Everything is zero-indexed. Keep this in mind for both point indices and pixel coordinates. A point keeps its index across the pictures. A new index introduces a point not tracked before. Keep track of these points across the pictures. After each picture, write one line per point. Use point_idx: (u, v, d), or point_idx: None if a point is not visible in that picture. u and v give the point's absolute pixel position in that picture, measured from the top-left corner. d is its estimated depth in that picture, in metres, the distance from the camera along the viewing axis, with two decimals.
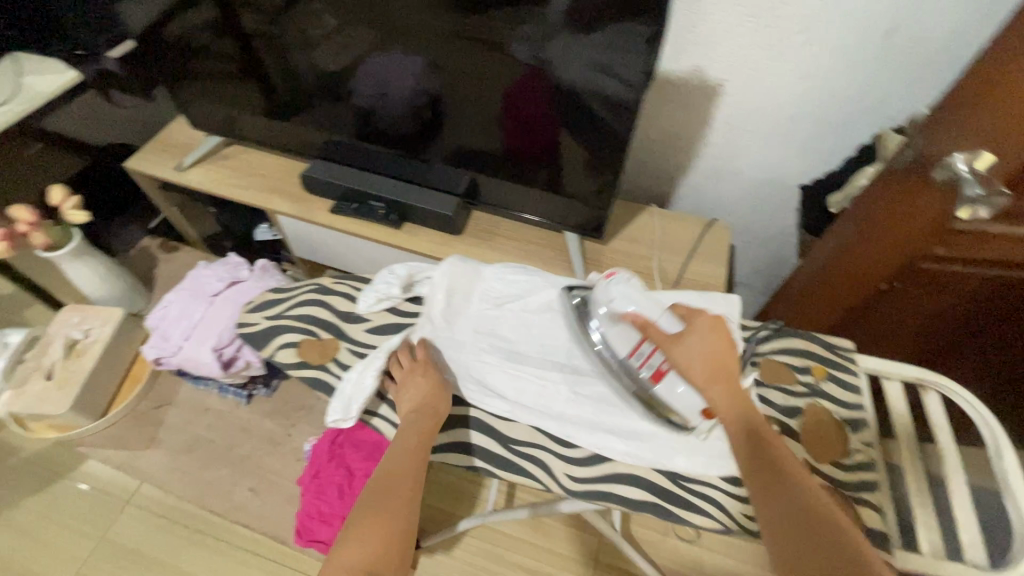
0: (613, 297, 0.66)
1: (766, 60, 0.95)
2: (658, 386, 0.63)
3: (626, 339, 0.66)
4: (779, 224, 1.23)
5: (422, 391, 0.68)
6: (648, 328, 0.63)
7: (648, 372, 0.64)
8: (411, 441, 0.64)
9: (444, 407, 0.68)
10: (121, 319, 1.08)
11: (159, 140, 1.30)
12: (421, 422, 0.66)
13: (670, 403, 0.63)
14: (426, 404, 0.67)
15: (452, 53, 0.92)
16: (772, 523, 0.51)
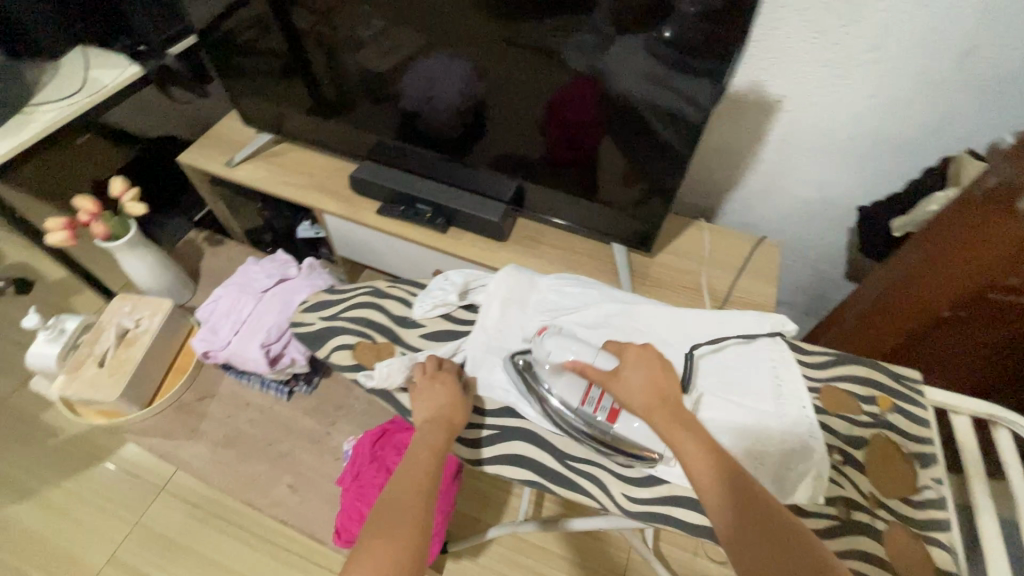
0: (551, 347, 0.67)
1: (829, 78, 0.93)
2: (618, 426, 0.63)
3: (573, 391, 0.65)
4: (829, 244, 1.19)
5: (440, 401, 0.68)
6: (587, 371, 0.63)
7: (603, 414, 0.63)
8: (422, 454, 0.63)
9: (459, 418, 0.67)
10: (169, 310, 1.12)
11: (211, 135, 1.32)
12: (434, 432, 0.65)
13: (633, 441, 0.62)
14: (442, 414, 0.67)
15: (503, 61, 0.92)
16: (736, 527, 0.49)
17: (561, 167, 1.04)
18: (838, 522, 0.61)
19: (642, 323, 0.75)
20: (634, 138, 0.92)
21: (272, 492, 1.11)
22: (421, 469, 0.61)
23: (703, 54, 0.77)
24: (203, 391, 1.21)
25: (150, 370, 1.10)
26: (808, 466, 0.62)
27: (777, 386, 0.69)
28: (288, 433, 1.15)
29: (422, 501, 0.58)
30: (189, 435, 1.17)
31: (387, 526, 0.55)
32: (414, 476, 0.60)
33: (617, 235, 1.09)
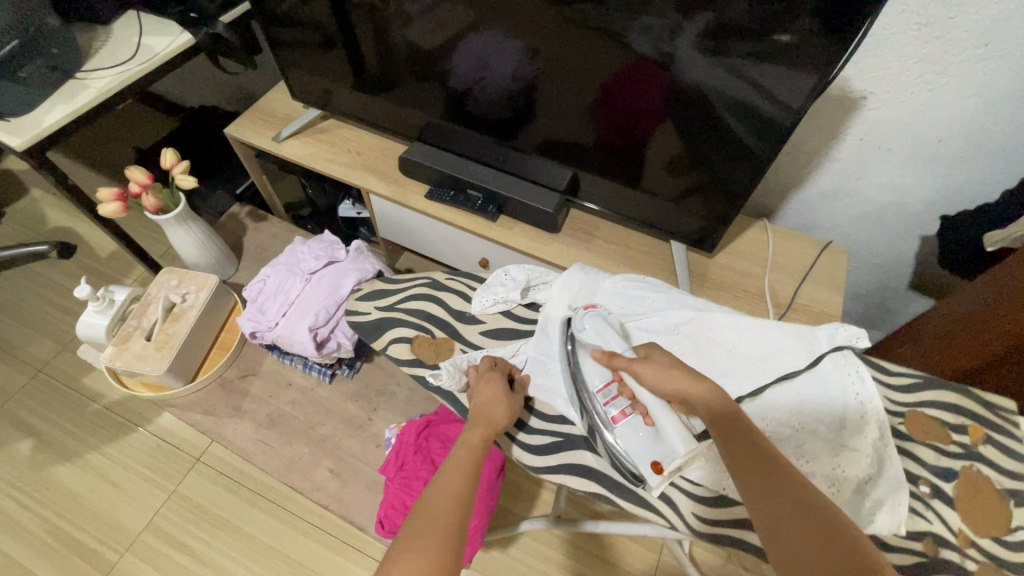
0: (591, 330, 0.68)
1: (926, 75, 0.86)
2: (619, 429, 0.63)
3: (598, 375, 0.66)
4: (897, 251, 1.13)
5: (483, 399, 0.67)
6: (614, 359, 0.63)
7: (613, 410, 0.64)
8: (463, 451, 0.60)
9: (502, 416, 0.65)
10: (215, 286, 1.11)
11: (256, 108, 1.30)
12: (475, 430, 0.63)
13: (629, 449, 0.62)
14: (484, 412, 0.65)
15: (562, 45, 0.87)
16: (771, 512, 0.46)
17: (622, 156, 0.99)
18: (924, 559, 0.57)
19: (718, 334, 0.72)
20: (700, 130, 0.87)
21: (313, 475, 1.10)
22: (461, 465, 0.58)
23: (787, 42, 0.71)
24: (245, 369, 1.21)
25: (194, 346, 1.09)
26: (885, 496, 0.58)
27: (858, 400, 0.63)
28: (329, 416, 1.17)
29: (462, 498, 0.54)
30: (232, 413, 1.17)
31: (423, 526, 0.51)
32: (454, 474, 0.57)
33: (677, 233, 1.04)
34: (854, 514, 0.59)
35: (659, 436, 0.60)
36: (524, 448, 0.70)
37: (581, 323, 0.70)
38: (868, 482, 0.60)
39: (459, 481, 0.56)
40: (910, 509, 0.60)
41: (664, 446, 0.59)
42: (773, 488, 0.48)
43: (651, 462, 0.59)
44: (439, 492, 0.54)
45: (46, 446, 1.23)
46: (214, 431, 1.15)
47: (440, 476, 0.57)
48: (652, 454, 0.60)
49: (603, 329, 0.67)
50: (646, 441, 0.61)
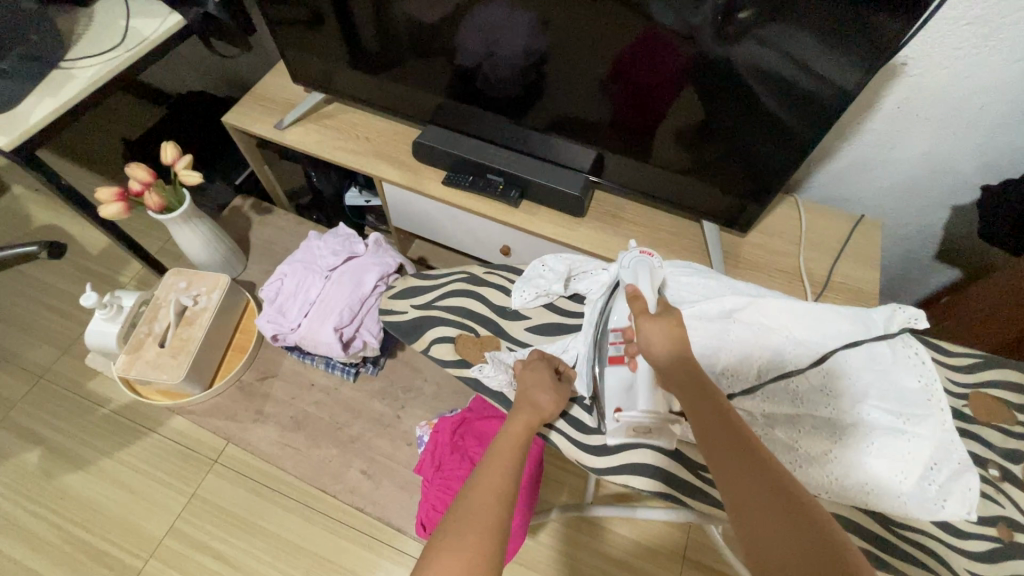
0: (633, 270, 0.66)
1: (975, 37, 0.82)
2: (609, 369, 0.62)
3: (620, 314, 0.64)
4: (928, 222, 1.10)
5: (527, 387, 0.63)
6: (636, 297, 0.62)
7: (612, 350, 0.63)
8: (506, 436, 0.55)
9: (546, 402, 0.61)
10: (227, 286, 1.07)
11: (253, 94, 1.22)
12: (520, 416, 0.58)
13: (604, 385, 0.62)
14: (528, 398, 0.61)
15: (578, 16, 0.81)
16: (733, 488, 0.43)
17: (647, 134, 0.94)
18: (999, 544, 0.56)
19: (776, 321, 0.68)
20: (731, 104, 0.82)
21: (344, 477, 1.08)
22: (507, 452, 0.53)
23: (829, 6, 0.66)
24: (264, 370, 1.17)
25: (211, 350, 1.05)
26: (949, 466, 0.56)
27: (922, 384, 0.60)
28: (356, 415, 1.14)
29: (509, 481, 0.49)
30: (255, 417, 1.13)
31: (465, 514, 0.46)
32: (500, 457, 0.52)
33: (707, 213, 1.01)
34: (920, 500, 0.56)
35: (633, 389, 0.60)
36: (579, 447, 0.66)
37: (627, 263, 0.69)
38: (934, 466, 0.56)
39: (506, 465, 0.51)
40: (981, 494, 0.59)
41: (632, 397, 0.60)
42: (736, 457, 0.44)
43: (613, 407, 0.61)
44: (485, 481, 0.49)
45: (58, 455, 1.18)
46: (236, 435, 1.12)
47: (484, 463, 0.51)
48: (618, 400, 0.61)
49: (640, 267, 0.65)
50: (619, 389, 0.61)
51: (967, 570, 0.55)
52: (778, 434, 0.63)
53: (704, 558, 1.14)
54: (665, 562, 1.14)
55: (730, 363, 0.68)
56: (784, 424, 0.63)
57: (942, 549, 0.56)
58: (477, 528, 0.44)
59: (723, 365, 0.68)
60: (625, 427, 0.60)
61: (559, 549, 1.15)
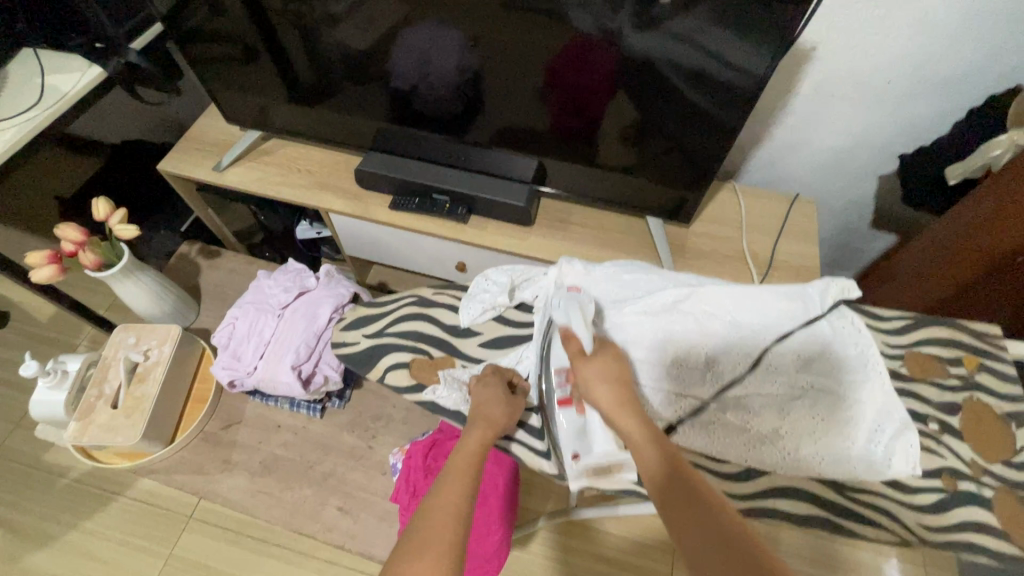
0: (562, 308, 0.65)
1: (873, 17, 0.87)
2: (561, 413, 0.62)
3: (559, 355, 0.64)
4: (858, 194, 1.16)
5: (479, 402, 0.63)
6: (570, 339, 0.62)
7: (559, 394, 0.62)
8: (461, 453, 0.55)
9: (501, 416, 0.61)
10: (179, 337, 1.04)
11: (189, 138, 1.20)
12: (474, 432, 0.58)
13: (559, 432, 0.62)
14: (482, 413, 0.61)
15: (504, 26, 0.82)
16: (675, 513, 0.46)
17: (583, 137, 0.96)
18: (946, 494, 0.59)
19: (717, 309, 0.70)
20: (657, 99, 0.85)
21: (321, 516, 1.05)
22: (464, 468, 0.53)
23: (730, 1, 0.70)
24: (227, 418, 1.15)
25: (168, 404, 1.02)
26: (889, 425, 0.60)
27: (859, 352, 0.65)
28: (328, 451, 1.11)
29: (463, 500, 0.49)
30: (222, 466, 1.10)
31: (423, 534, 0.46)
32: (456, 477, 0.52)
33: (650, 208, 1.04)
34: (869, 461, 0.60)
35: (587, 433, 0.60)
36: (539, 454, 0.66)
37: (558, 302, 0.67)
38: (878, 428, 0.60)
39: (461, 484, 0.51)
40: (925, 449, 0.62)
41: (589, 441, 0.60)
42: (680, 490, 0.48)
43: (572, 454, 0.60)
44: (443, 499, 0.49)
45: (15, 535, 1.12)
46: (204, 488, 1.08)
47: (441, 482, 0.51)
48: (574, 446, 0.60)
49: (570, 305, 0.64)
50: (573, 432, 0.61)
51: (918, 523, 0.58)
52: (729, 418, 0.64)
53: None
54: (656, 556, 1.15)
55: (679, 354, 0.68)
56: (735, 407, 0.65)
57: (893, 507, 0.59)
58: (435, 547, 0.45)
59: (666, 362, 0.68)
60: (585, 470, 0.60)
61: (551, 557, 1.15)
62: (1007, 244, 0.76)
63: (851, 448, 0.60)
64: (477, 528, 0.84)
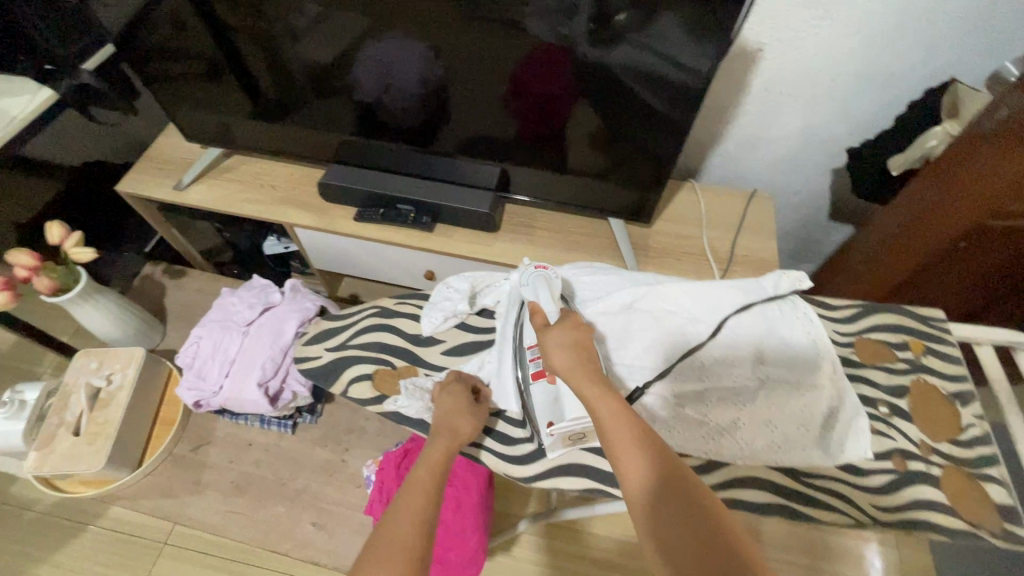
0: (531, 286, 0.67)
1: (815, 19, 0.90)
2: (535, 386, 0.62)
3: (528, 333, 0.64)
4: (814, 188, 1.19)
5: (444, 411, 0.63)
6: (536, 313, 0.63)
7: (533, 367, 0.62)
8: (425, 465, 0.55)
9: (467, 425, 0.62)
10: (143, 359, 1.03)
11: (149, 157, 1.19)
12: (438, 443, 0.58)
13: (534, 404, 0.62)
14: (446, 423, 0.62)
15: (463, 37, 0.83)
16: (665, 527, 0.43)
17: (545, 142, 0.97)
18: (895, 475, 0.61)
19: (672, 304, 0.72)
20: (615, 104, 0.87)
21: (296, 533, 1.04)
22: (426, 480, 0.53)
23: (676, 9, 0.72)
24: (197, 439, 1.13)
25: (133, 428, 1.01)
26: (840, 412, 0.63)
27: (811, 337, 0.67)
28: (301, 467, 1.10)
29: (426, 511, 0.50)
30: (192, 488, 1.08)
31: (385, 547, 0.46)
32: (419, 489, 0.52)
33: (613, 210, 1.05)
34: (822, 447, 0.62)
35: (560, 401, 0.60)
36: (505, 458, 0.67)
37: (527, 278, 0.70)
38: (831, 415, 0.63)
39: (425, 496, 0.51)
40: (875, 432, 0.64)
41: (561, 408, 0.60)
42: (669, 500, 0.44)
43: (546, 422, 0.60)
44: (405, 511, 0.49)
45: None
46: (174, 512, 1.06)
47: (404, 493, 0.52)
48: (547, 414, 0.60)
49: (537, 281, 0.66)
50: (547, 402, 0.61)
51: (871, 505, 0.60)
52: (688, 413, 0.65)
53: None
54: (634, 553, 1.15)
55: (639, 351, 0.69)
56: (694, 401, 0.66)
57: (847, 491, 0.61)
58: (397, 558, 0.45)
59: (628, 357, 0.69)
60: (561, 439, 0.60)
61: (532, 560, 1.15)
62: (947, 233, 0.80)
63: (806, 437, 0.63)
64: (450, 535, 0.84)
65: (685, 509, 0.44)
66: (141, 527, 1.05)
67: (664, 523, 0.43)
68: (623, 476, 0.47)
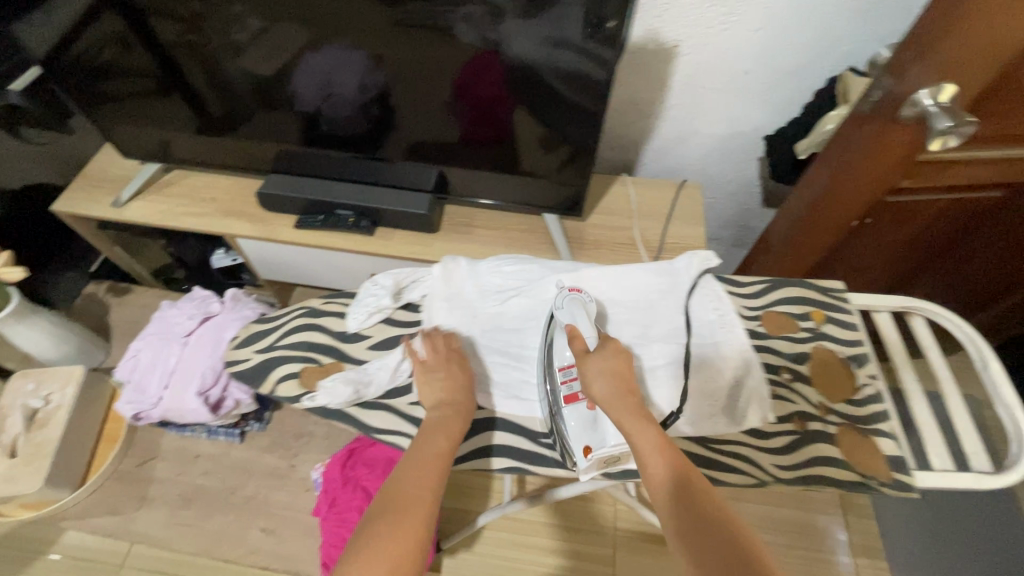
0: (566, 308, 0.68)
1: (723, 16, 0.95)
2: (568, 409, 0.64)
3: (561, 354, 0.66)
4: (743, 176, 1.25)
5: (447, 389, 0.66)
6: (574, 338, 0.65)
7: (566, 390, 0.65)
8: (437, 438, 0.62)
9: (467, 400, 0.66)
10: (82, 378, 1.03)
11: (85, 175, 1.18)
12: (450, 418, 0.63)
13: (568, 427, 0.63)
14: (453, 400, 0.65)
15: (402, 47, 0.85)
16: (685, 530, 0.50)
17: (478, 143, 1.00)
18: (797, 435, 0.66)
19: (589, 290, 0.75)
20: (544, 104, 0.90)
21: (245, 540, 1.04)
22: (438, 458, 0.60)
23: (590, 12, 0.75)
24: (143, 455, 1.12)
25: (74, 446, 1.01)
26: (748, 383, 0.67)
27: (717, 316, 0.72)
28: (250, 476, 1.10)
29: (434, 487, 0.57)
30: (139, 504, 1.08)
31: (401, 516, 0.54)
32: (431, 465, 0.59)
33: (547, 206, 1.09)
34: (729, 414, 0.66)
35: (597, 425, 0.62)
36: None
37: (558, 300, 0.70)
38: (737, 385, 0.67)
39: (434, 475, 0.58)
40: (779, 397, 0.68)
41: (597, 434, 0.62)
42: (688, 507, 0.51)
43: (583, 446, 0.62)
44: (418, 484, 0.57)
45: None
46: (119, 528, 1.05)
47: (414, 468, 0.58)
48: (586, 439, 0.62)
49: (575, 306, 0.67)
50: (583, 426, 0.62)
51: (773, 465, 0.64)
52: None
53: (634, 526, 1.24)
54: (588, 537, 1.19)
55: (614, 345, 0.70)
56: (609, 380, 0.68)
57: (750, 452, 0.65)
58: (408, 527, 0.53)
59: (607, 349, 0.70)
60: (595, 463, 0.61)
61: None
62: (846, 211, 0.86)
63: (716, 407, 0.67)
64: None
65: (703, 511, 0.51)
66: (85, 546, 1.04)
67: (682, 525, 0.51)
68: (651, 480, 0.55)
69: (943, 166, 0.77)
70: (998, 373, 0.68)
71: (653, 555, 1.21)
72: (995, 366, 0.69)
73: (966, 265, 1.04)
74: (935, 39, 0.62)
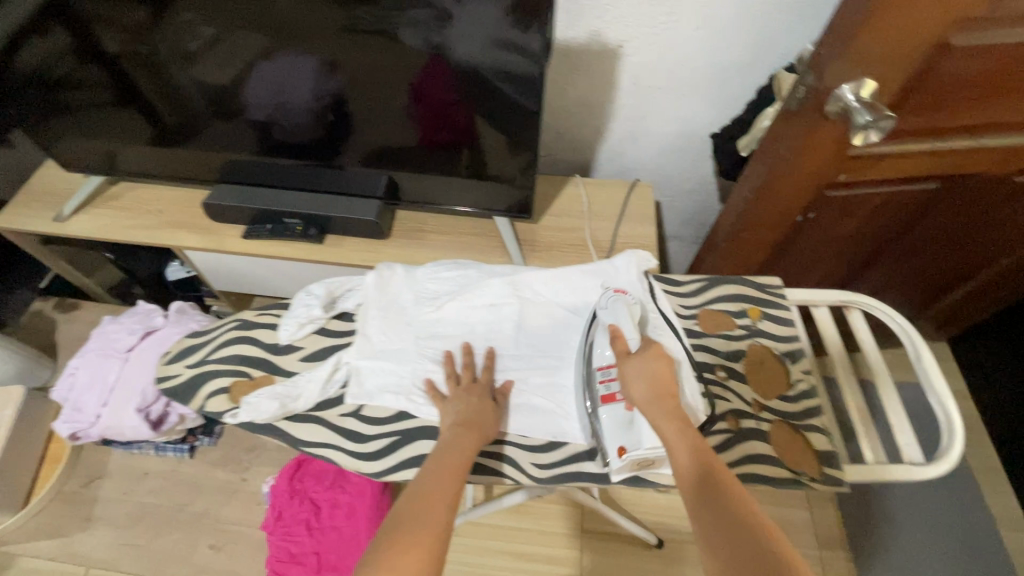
0: (609, 308, 0.66)
1: (663, 15, 0.95)
2: (605, 410, 0.62)
3: (602, 353, 0.65)
4: (697, 174, 1.26)
5: (469, 409, 0.65)
6: (617, 339, 0.63)
7: (603, 390, 0.63)
8: (459, 452, 0.59)
9: (491, 425, 0.65)
10: (21, 399, 1.01)
11: (25, 190, 1.16)
12: (468, 436, 0.61)
13: (603, 426, 0.62)
14: (473, 419, 0.64)
15: (350, 51, 0.84)
16: (710, 526, 0.47)
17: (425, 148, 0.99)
18: (730, 434, 0.65)
19: (528, 295, 0.74)
20: (493, 107, 0.89)
21: (193, 558, 1.02)
22: (457, 467, 0.57)
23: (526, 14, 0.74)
24: (89, 474, 1.10)
25: (15, 468, 1.00)
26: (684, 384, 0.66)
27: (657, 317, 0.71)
28: (200, 492, 1.09)
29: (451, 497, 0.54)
30: (83, 524, 1.06)
31: (413, 523, 0.50)
32: (451, 475, 0.56)
33: (498, 209, 1.07)
34: None
35: (634, 426, 0.60)
36: (360, 457, 0.66)
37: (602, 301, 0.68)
38: None
39: (454, 484, 0.55)
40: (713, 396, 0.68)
41: (632, 435, 0.60)
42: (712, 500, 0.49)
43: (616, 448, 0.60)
44: (437, 491, 0.54)
45: None
46: (63, 551, 1.03)
47: (432, 478, 0.56)
48: (620, 439, 0.60)
49: (619, 305, 0.65)
50: (619, 426, 0.61)
51: None
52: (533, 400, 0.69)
53: (600, 525, 1.24)
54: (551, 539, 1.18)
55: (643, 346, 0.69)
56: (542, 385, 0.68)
57: None
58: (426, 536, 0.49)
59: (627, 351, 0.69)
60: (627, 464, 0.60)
61: None
62: (786, 207, 0.87)
63: None
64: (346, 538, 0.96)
65: (728, 505, 0.48)
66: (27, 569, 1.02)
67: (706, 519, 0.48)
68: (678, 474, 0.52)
69: (872, 159, 0.78)
70: (931, 364, 0.67)
71: (617, 554, 1.21)
72: (927, 357, 0.68)
73: (913, 257, 1.05)
74: (847, 37, 0.62)
